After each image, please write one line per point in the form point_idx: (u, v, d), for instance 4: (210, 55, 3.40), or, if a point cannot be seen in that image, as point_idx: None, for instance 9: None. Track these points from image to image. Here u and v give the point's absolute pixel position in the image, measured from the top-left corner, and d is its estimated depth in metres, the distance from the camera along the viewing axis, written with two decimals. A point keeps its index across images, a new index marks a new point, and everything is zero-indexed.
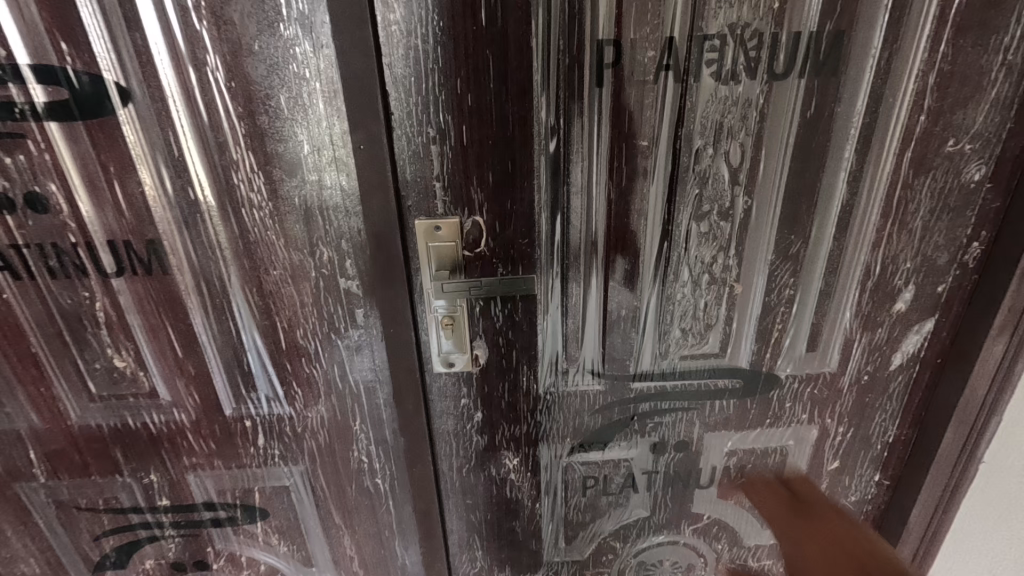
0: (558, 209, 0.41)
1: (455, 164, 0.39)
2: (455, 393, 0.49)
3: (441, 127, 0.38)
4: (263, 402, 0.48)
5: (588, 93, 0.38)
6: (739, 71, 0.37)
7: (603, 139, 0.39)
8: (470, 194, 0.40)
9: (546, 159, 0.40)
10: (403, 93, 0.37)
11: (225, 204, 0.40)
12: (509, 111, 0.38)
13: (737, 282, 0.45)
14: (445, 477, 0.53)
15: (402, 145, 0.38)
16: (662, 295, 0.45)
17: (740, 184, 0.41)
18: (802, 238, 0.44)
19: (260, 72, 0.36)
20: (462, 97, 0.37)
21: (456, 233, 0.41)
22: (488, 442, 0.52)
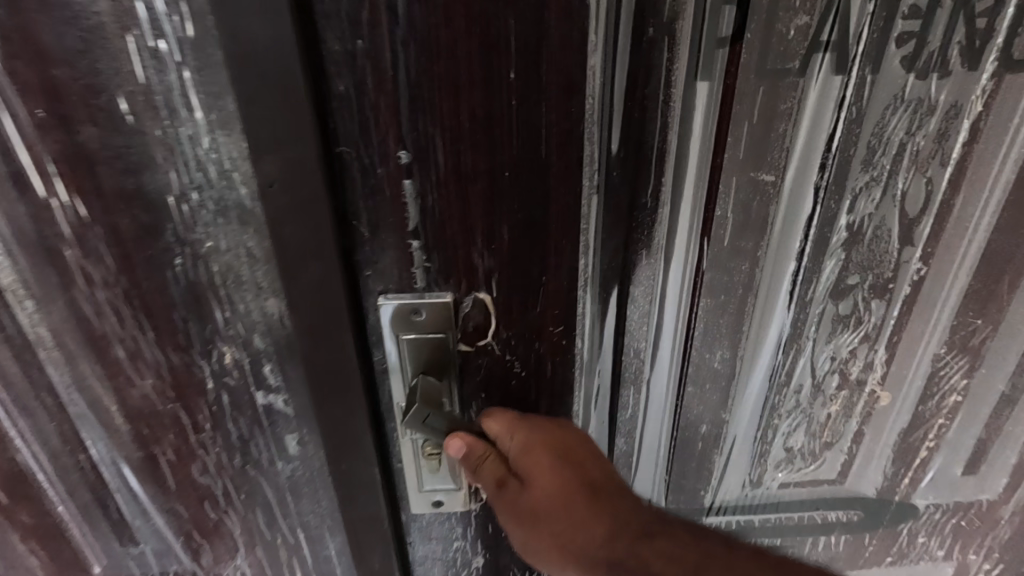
0: (616, 283, 0.25)
1: (446, 210, 0.23)
2: (444, 537, 0.33)
3: (424, 148, 0.22)
4: (150, 557, 0.31)
5: (684, 91, 0.22)
6: (950, 56, 0.21)
7: (701, 171, 0.23)
8: (472, 259, 0.24)
9: (602, 205, 0.23)
10: (354, 88, 0.20)
11: (42, 279, 0.23)
12: (544, 121, 0.21)
13: (882, 387, 0.29)
14: None
15: (352, 180, 0.22)
16: (766, 405, 0.29)
17: (914, 244, 0.25)
18: (991, 323, 0.28)
19: (74, 44, 0.19)
20: (460, 98, 0.21)
21: (449, 319, 0.25)
22: None
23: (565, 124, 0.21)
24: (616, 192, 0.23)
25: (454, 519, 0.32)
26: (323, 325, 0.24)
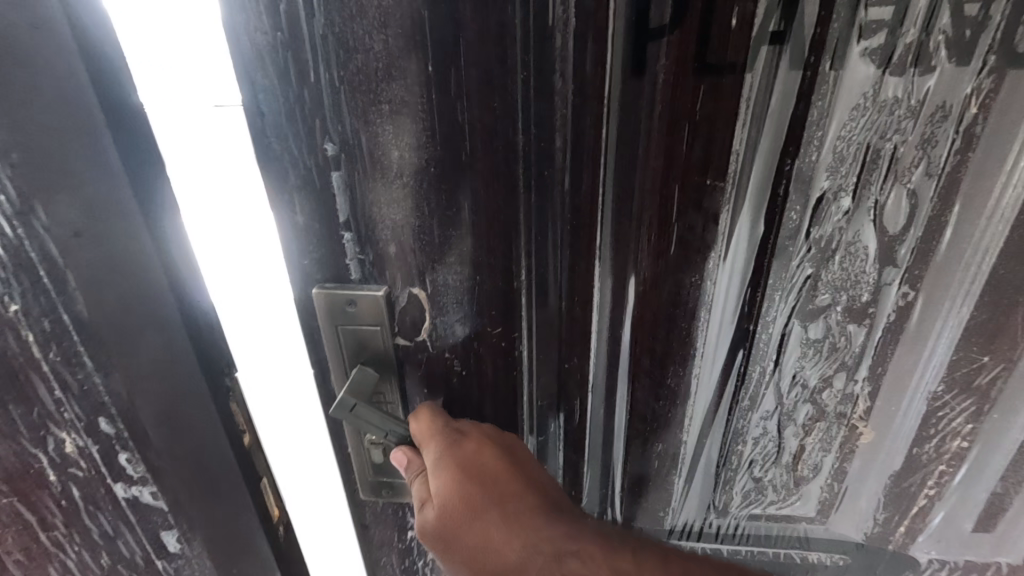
0: (554, 288, 0.24)
1: (378, 207, 0.23)
2: (398, 523, 0.33)
3: (351, 142, 0.22)
4: None
5: (615, 87, 0.20)
6: (935, 45, 0.19)
7: (644, 173, 0.22)
8: (405, 254, 0.24)
9: (536, 205, 0.22)
10: (279, 80, 0.20)
11: None
12: (463, 114, 0.21)
13: (865, 423, 0.26)
14: None
15: (276, 172, 0.22)
16: (722, 433, 0.27)
17: (898, 262, 0.22)
18: (1001, 362, 0.24)
19: None
20: (380, 89, 0.20)
21: (388, 314, 0.25)
22: None
23: (489, 119, 0.21)
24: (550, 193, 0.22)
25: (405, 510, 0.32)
26: (181, 402, 0.24)
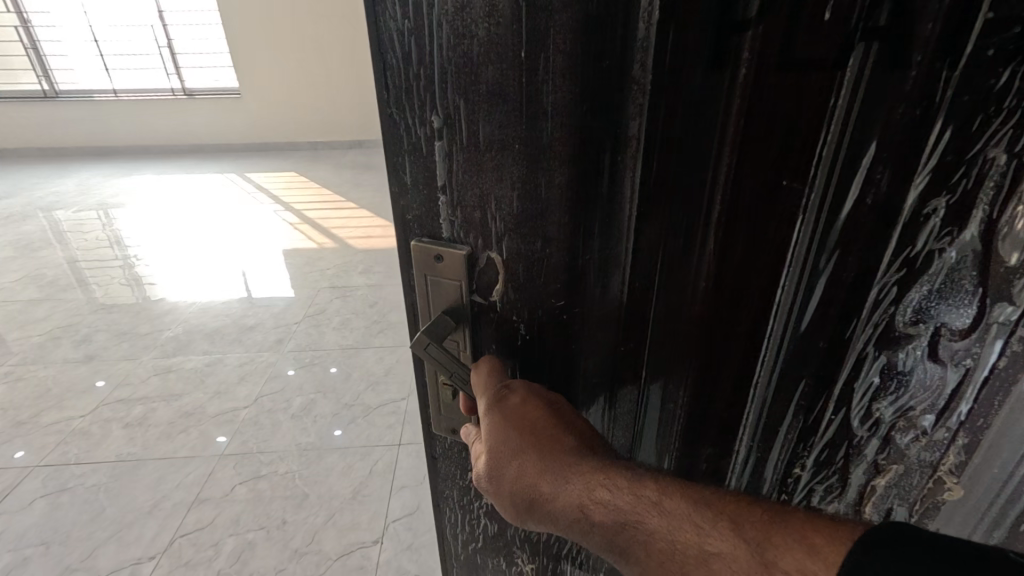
0: (615, 279, 0.28)
1: (461, 183, 0.27)
2: (462, 466, 0.37)
3: (451, 117, 0.25)
4: None
5: (692, 75, 0.22)
6: None
7: (724, 165, 0.24)
8: (484, 226, 0.27)
9: (616, 186, 0.26)
10: (397, 67, 0.25)
11: None
12: (547, 96, 0.23)
13: (956, 480, 0.28)
14: (449, 543, 0.42)
15: (396, 138, 0.27)
16: (806, 467, 0.31)
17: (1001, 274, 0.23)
18: None
19: None
20: (480, 72, 0.24)
21: (464, 276, 0.29)
22: (499, 529, 0.39)
23: (577, 103, 0.23)
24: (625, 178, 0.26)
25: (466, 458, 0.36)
26: None
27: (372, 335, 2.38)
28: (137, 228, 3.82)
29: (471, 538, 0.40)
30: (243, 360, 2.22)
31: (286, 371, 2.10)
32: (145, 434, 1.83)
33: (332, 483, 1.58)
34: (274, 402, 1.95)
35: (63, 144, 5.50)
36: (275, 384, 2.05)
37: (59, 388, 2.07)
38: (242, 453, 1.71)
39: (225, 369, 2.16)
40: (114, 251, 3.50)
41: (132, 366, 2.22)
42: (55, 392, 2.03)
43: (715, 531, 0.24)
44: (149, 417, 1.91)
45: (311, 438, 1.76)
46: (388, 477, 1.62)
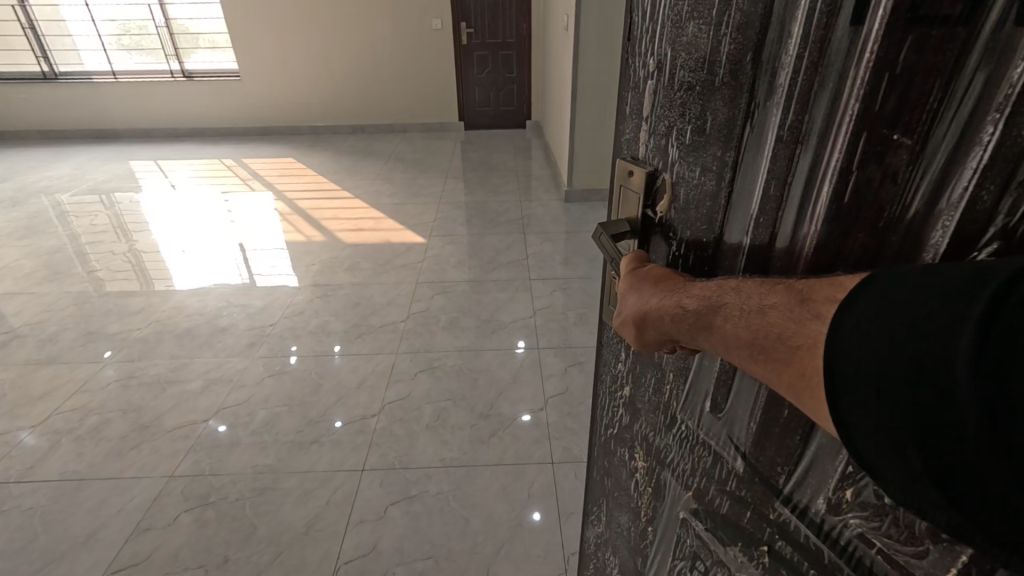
0: (737, 225, 0.62)
1: (663, 113, 0.70)
2: (622, 390, 1.03)
3: (659, 70, 0.69)
4: None
5: (827, 68, 0.47)
6: None
7: (841, 136, 0.47)
8: (669, 151, 0.70)
9: (765, 121, 0.55)
10: (645, 42, 0.71)
11: None
12: (712, 62, 0.59)
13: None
14: (617, 432, 1.09)
15: (633, 91, 0.77)
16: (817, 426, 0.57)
17: None
18: None
19: None
20: (681, 35, 0.63)
21: (647, 184, 0.74)
22: (630, 426, 1.02)
23: (747, 51, 0.54)
24: (772, 111, 0.54)
25: (623, 335, 0.72)
26: None
27: (353, 343, 3.31)
28: (167, 239, 4.93)
29: (609, 412, 1.11)
30: (211, 366, 3.16)
31: (222, 410, 2.80)
32: (94, 447, 2.57)
33: (285, 511, 2.25)
34: (234, 415, 2.77)
35: (114, 127, 7.90)
36: (243, 395, 2.90)
37: (15, 394, 2.95)
38: (191, 482, 2.37)
39: (190, 378, 3.04)
40: (138, 270, 4.39)
41: (90, 372, 3.11)
42: (13, 414, 2.81)
43: (773, 295, 0.49)
44: (102, 425, 2.71)
45: (267, 464, 2.46)
46: (346, 513, 2.23)
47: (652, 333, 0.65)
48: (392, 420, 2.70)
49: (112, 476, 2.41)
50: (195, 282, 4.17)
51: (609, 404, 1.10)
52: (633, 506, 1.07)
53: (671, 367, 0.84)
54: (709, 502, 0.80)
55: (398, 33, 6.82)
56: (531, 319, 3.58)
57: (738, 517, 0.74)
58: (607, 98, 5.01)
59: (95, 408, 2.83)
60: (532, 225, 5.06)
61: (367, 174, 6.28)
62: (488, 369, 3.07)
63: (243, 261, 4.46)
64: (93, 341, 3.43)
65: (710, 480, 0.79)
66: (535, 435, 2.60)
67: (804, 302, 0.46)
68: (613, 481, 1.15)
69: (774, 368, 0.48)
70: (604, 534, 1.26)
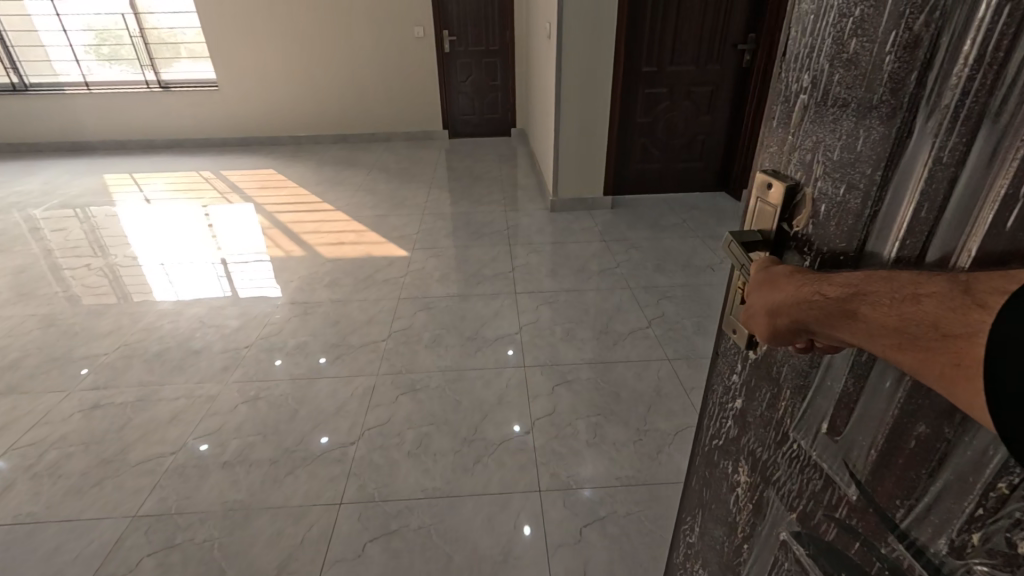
0: (888, 242, 0.51)
1: (811, 129, 0.59)
2: (729, 400, 0.88)
3: (817, 78, 0.58)
4: None
5: (997, 98, 0.40)
6: None
7: (1003, 171, 0.40)
8: (812, 168, 0.59)
9: (915, 146, 0.47)
10: (801, 53, 0.60)
11: None
12: (881, 74, 0.49)
13: None
14: (719, 442, 0.94)
15: (778, 98, 0.65)
16: (948, 460, 0.48)
17: None
18: None
19: None
20: (847, 42, 0.53)
21: (785, 199, 0.62)
22: (737, 438, 0.87)
23: (913, 71, 0.46)
24: (926, 143, 0.46)
25: (749, 330, 0.61)
26: None
27: (329, 367, 3.18)
28: (147, 253, 4.80)
29: (716, 421, 0.95)
30: (181, 392, 3.01)
31: (195, 440, 2.67)
32: (51, 486, 2.41)
33: (256, 553, 2.12)
34: (204, 447, 2.62)
35: (89, 138, 7.71)
36: (214, 424, 2.76)
37: None
38: (157, 522, 2.24)
39: (158, 407, 2.90)
40: (113, 287, 4.25)
41: (51, 402, 2.95)
42: None
43: (923, 283, 0.40)
44: (61, 461, 2.56)
45: (238, 500, 2.33)
46: (322, 551, 2.11)
47: (781, 324, 0.54)
48: (371, 448, 2.58)
49: (72, 516, 2.27)
50: (178, 295, 4.08)
51: (716, 413, 0.94)
52: (729, 521, 0.93)
53: (790, 381, 0.70)
54: (811, 526, 0.68)
55: (380, 41, 6.69)
56: (516, 335, 3.48)
57: (844, 547, 0.61)
58: (591, 107, 4.96)
59: (55, 442, 2.67)
60: (518, 236, 4.96)
61: (348, 185, 6.15)
62: (470, 392, 2.95)
63: (225, 275, 4.37)
64: (56, 368, 3.26)
65: (817, 504, 0.66)
66: (522, 460, 2.49)
67: (966, 291, 0.37)
68: (707, 492, 1.01)
69: (927, 367, 0.39)
70: (694, 547, 1.10)
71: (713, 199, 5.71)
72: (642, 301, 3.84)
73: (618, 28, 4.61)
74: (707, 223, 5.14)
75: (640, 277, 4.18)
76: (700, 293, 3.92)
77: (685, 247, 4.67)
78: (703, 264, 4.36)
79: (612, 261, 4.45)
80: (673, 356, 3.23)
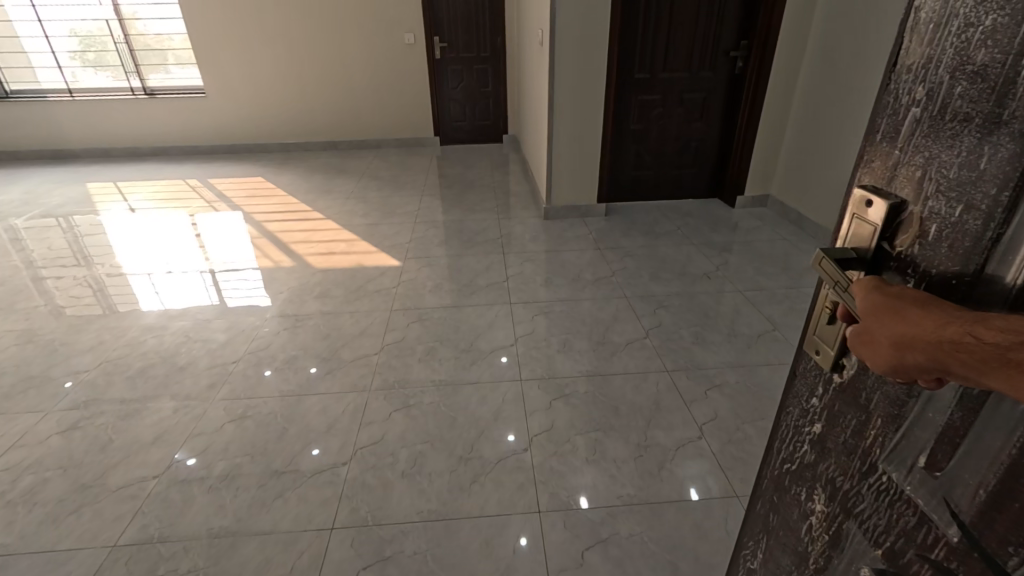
0: (1007, 261, 0.51)
1: (923, 144, 0.59)
2: (807, 424, 0.85)
3: (935, 91, 0.57)
4: None
5: None
6: None
7: None
8: (922, 187, 0.59)
9: None
10: (916, 62, 0.59)
11: None
12: (1009, 91, 0.49)
13: None
14: (790, 466, 0.91)
15: (883, 108, 0.64)
16: None
17: None
18: None
19: None
20: (973, 56, 0.52)
21: (888, 217, 0.62)
22: (814, 465, 0.84)
23: None
24: None
25: (864, 353, 0.59)
26: None
27: (320, 383, 3.09)
28: (133, 261, 4.70)
29: (788, 443, 0.91)
30: (165, 412, 2.90)
31: (180, 462, 2.57)
32: (26, 515, 2.30)
33: None
34: (188, 470, 2.52)
35: (71, 146, 7.55)
36: (200, 445, 2.67)
37: None
38: (138, 552, 2.13)
39: (141, 427, 2.79)
40: (97, 298, 4.15)
41: (28, 424, 2.83)
42: None
43: None
44: (37, 487, 2.44)
45: (224, 527, 2.23)
46: None
47: (911, 358, 0.51)
48: (365, 468, 2.50)
49: (49, 546, 2.16)
50: (171, 302, 4.04)
51: (789, 435, 0.90)
52: (800, 549, 0.90)
53: (881, 410, 0.68)
54: (898, 560, 0.67)
55: (372, 47, 6.63)
56: (512, 346, 3.42)
57: None
58: (585, 114, 4.92)
59: (31, 467, 2.55)
60: (511, 244, 4.91)
61: (339, 193, 6.06)
62: (468, 407, 2.87)
63: (213, 284, 4.30)
64: (34, 387, 3.14)
65: (908, 538, 0.65)
66: (519, 480, 2.42)
67: None
68: (773, 517, 0.98)
69: None
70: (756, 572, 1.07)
71: (707, 205, 5.69)
72: (639, 310, 3.78)
73: (612, 34, 4.58)
74: (702, 230, 5.12)
75: (637, 286, 4.12)
76: (697, 302, 3.88)
77: (681, 254, 4.63)
78: (699, 272, 4.32)
79: (608, 269, 4.40)
80: (671, 367, 3.17)
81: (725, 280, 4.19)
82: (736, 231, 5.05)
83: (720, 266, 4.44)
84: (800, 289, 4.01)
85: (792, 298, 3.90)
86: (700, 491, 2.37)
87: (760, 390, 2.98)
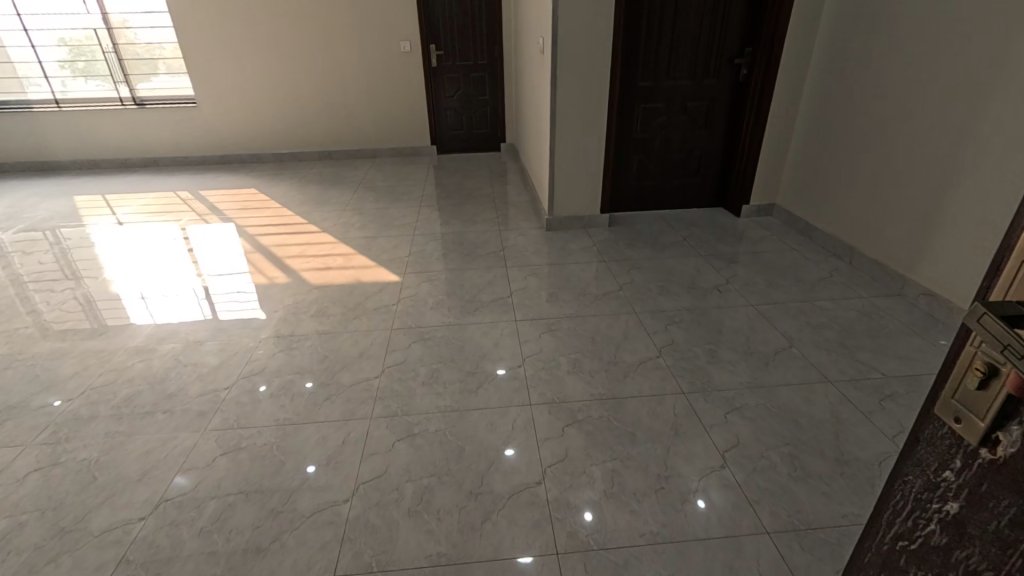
0: None
1: None
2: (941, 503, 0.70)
3: None
4: None
5: None
6: None
7: None
8: None
9: None
10: None
11: None
12: None
13: None
14: (911, 549, 0.76)
15: None
16: None
17: None
18: None
19: None
20: None
21: None
22: (948, 553, 0.69)
23: None
24: None
25: None
26: None
27: (318, 411, 2.92)
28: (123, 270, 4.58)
29: (904, 518, 0.77)
30: (152, 445, 2.72)
31: (168, 501, 2.39)
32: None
33: None
34: (177, 511, 2.35)
35: (59, 158, 7.37)
36: (189, 482, 2.49)
37: None
38: None
39: (126, 463, 2.61)
40: (85, 312, 4.02)
41: (5, 459, 2.65)
42: None
43: None
44: (12, 532, 2.26)
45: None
46: None
47: None
48: (368, 507, 2.34)
49: None
50: (159, 320, 3.87)
51: (906, 509, 0.77)
52: None
53: None
54: None
55: (368, 56, 6.50)
56: (520, 368, 3.26)
57: None
58: (587, 123, 4.80)
59: (5, 511, 2.37)
60: (514, 257, 4.76)
61: (335, 205, 5.90)
62: (476, 436, 2.71)
63: (205, 296, 4.18)
64: (12, 418, 2.95)
65: None
66: (533, 517, 2.27)
67: None
68: None
69: None
70: None
71: (712, 215, 5.58)
72: (649, 327, 3.64)
73: (615, 41, 4.47)
74: (708, 240, 5.00)
75: (645, 300, 3.98)
76: (709, 317, 3.75)
77: (688, 266, 4.50)
78: (709, 285, 4.18)
79: (614, 283, 4.26)
80: (687, 389, 3.03)
81: (736, 294, 4.06)
82: (744, 242, 4.93)
83: (730, 279, 4.31)
84: (814, 303, 3.88)
85: (807, 312, 3.77)
86: (726, 527, 2.22)
87: (781, 413, 2.84)
